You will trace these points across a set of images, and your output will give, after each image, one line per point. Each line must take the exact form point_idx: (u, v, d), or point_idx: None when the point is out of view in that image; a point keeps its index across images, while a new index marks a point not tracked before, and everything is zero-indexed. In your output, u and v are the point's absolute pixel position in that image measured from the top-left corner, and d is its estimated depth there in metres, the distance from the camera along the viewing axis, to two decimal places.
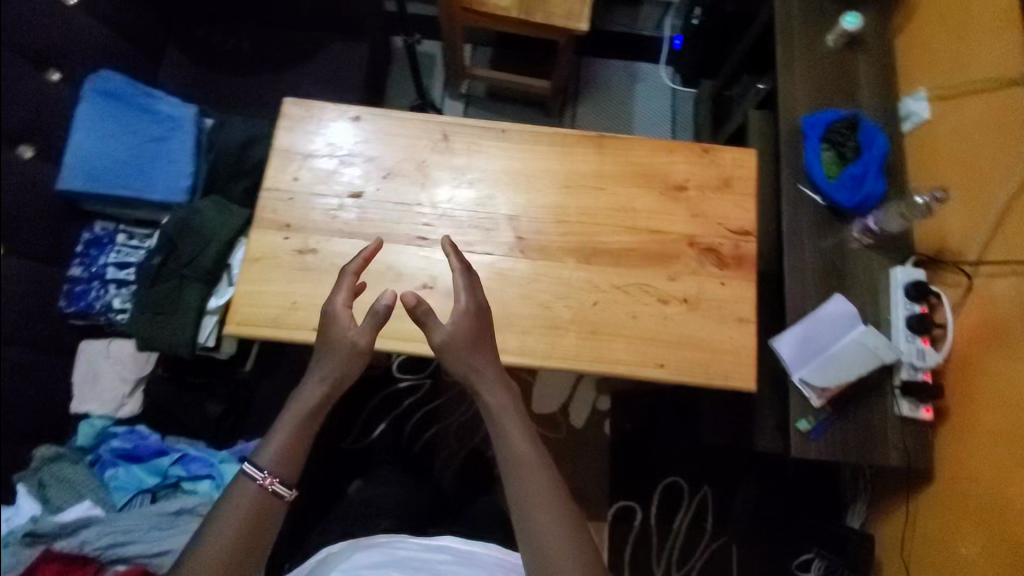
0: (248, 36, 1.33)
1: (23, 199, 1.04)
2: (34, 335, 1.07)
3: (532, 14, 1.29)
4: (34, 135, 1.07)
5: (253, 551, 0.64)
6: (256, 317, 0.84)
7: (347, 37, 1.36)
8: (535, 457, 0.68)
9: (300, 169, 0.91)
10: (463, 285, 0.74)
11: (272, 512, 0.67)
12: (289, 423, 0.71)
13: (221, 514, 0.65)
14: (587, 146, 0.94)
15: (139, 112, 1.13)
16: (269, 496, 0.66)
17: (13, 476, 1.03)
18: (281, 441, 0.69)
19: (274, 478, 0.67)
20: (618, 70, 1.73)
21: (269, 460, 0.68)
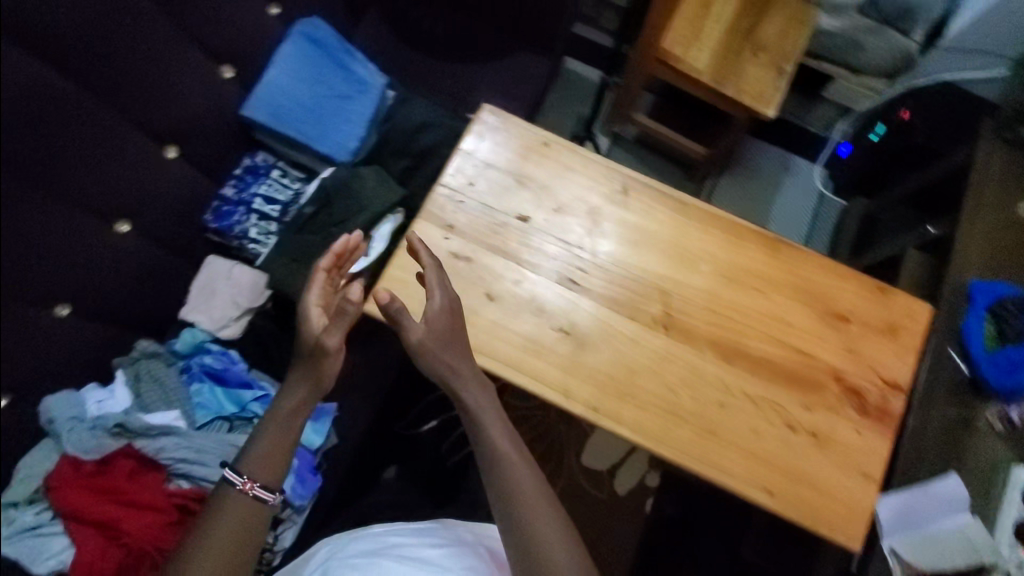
0: (444, 22, 1.36)
1: (209, 114, 1.10)
2: (174, 238, 1.13)
3: (723, 84, 1.30)
4: (238, 59, 1.13)
5: (243, 546, 0.77)
6: None
7: (534, 51, 1.38)
8: (512, 458, 0.78)
9: (477, 176, 0.92)
10: (435, 283, 0.81)
11: (257, 513, 0.79)
12: (272, 431, 0.83)
13: (215, 519, 0.77)
14: (759, 243, 0.93)
15: (334, 66, 1.17)
16: (252, 498, 0.79)
17: (114, 361, 1.07)
18: (260, 451, 0.81)
19: (254, 482, 0.79)
20: (774, 158, 1.69)
21: (250, 467, 0.80)
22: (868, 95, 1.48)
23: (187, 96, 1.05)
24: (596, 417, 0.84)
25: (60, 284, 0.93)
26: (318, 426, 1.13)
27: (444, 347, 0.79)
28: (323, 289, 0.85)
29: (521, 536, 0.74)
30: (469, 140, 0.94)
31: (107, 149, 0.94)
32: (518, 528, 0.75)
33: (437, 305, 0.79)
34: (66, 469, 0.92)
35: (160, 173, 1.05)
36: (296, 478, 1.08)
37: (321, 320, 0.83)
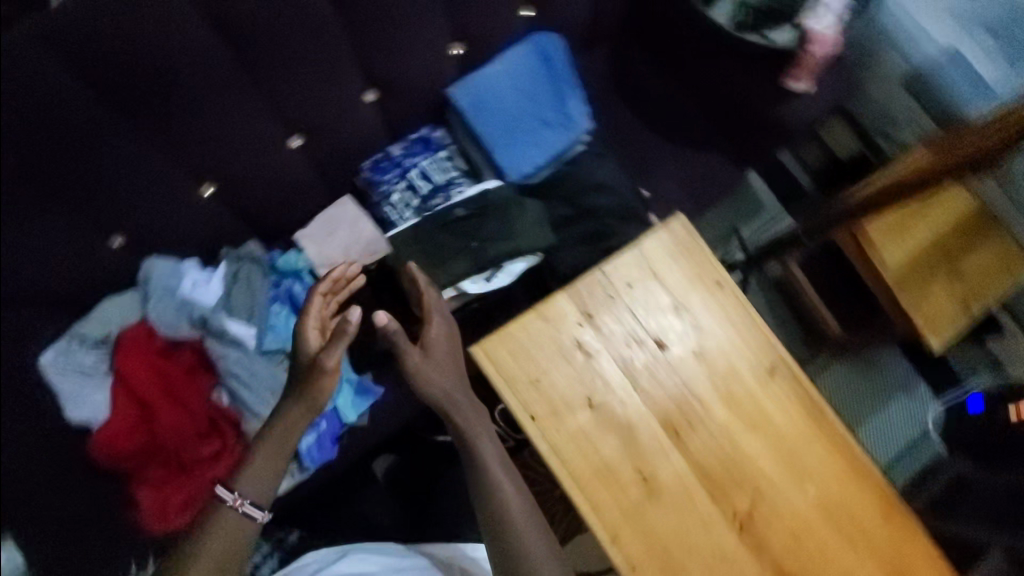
0: (666, 91, 1.32)
1: (419, 80, 1.13)
2: (327, 165, 1.15)
3: (904, 294, 1.25)
4: (468, 39, 1.13)
5: (234, 563, 0.84)
6: (501, 363, 0.84)
7: (731, 161, 1.32)
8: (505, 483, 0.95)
9: (638, 280, 0.89)
10: (438, 317, 1.00)
11: (247, 529, 0.87)
12: (264, 452, 0.91)
13: (209, 538, 0.83)
14: (874, 491, 0.86)
15: (550, 92, 1.17)
16: (240, 515, 0.86)
17: (222, 249, 1.10)
18: (251, 473, 0.89)
19: (245, 501, 0.87)
20: (903, 371, 1.56)
21: (243, 487, 0.88)
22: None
23: (409, 55, 1.08)
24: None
25: (218, 161, 1.00)
26: (358, 401, 1.12)
27: (438, 367, 0.98)
28: (314, 315, 0.96)
29: (512, 552, 0.90)
30: (646, 243, 0.90)
31: (316, 71, 1.00)
32: (513, 550, 0.91)
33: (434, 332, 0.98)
34: (141, 336, 0.96)
35: (350, 112, 1.09)
36: (314, 439, 1.07)
37: (312, 345, 0.95)
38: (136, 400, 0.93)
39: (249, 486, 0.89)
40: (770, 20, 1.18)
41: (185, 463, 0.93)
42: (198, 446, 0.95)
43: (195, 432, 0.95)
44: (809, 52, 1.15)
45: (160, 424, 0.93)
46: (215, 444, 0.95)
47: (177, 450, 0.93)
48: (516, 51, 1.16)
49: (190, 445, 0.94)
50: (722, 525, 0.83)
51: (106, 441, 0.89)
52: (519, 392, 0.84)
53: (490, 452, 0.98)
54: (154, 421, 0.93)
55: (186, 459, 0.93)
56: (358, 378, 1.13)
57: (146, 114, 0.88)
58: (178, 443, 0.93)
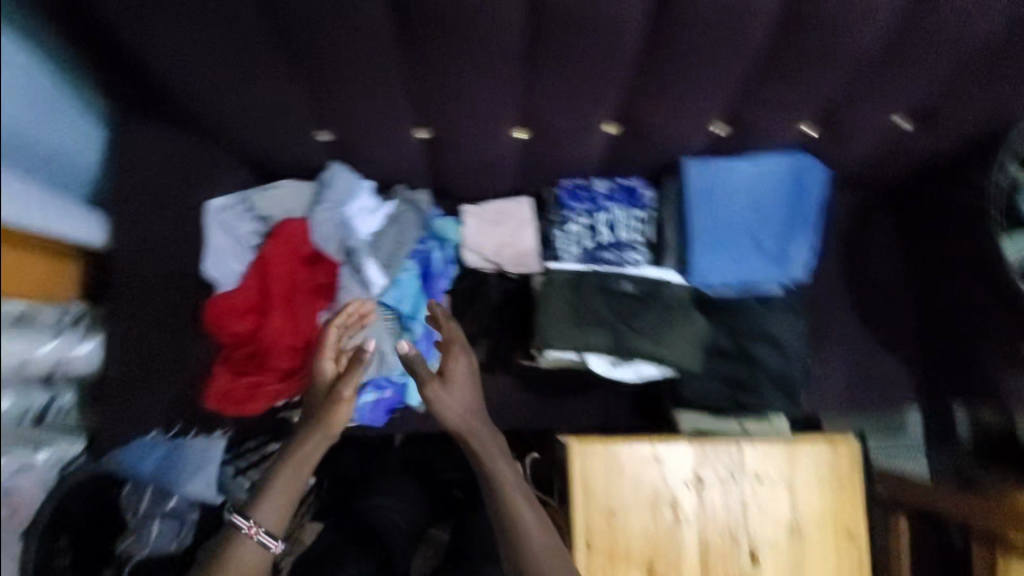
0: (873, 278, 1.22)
1: (664, 140, 1.05)
2: (530, 164, 1.12)
3: None
4: (736, 128, 1.03)
5: None
6: (609, 471, 0.93)
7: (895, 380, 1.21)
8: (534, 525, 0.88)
9: (761, 471, 0.95)
10: (456, 348, 0.98)
11: (259, 559, 0.81)
12: (284, 475, 0.85)
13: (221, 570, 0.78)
14: None
15: (783, 223, 1.06)
16: (255, 542, 0.81)
17: (399, 187, 1.15)
18: (268, 500, 0.84)
19: (259, 530, 0.81)
20: None
21: (257, 514, 0.82)
22: None
23: (670, 115, 0.99)
24: None
25: (445, 116, 0.99)
26: None
27: (462, 398, 0.95)
28: (327, 345, 0.94)
29: None
30: (786, 446, 0.96)
31: (581, 91, 0.94)
32: None
33: (455, 360, 0.97)
34: (295, 233, 0.98)
35: (583, 135, 1.04)
36: (372, 402, 1.07)
37: (326, 375, 0.93)
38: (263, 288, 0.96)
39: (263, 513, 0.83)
40: None
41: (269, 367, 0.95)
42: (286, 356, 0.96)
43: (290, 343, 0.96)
44: None
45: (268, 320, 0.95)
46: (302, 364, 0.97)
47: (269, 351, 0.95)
48: (774, 165, 1.06)
49: (281, 353, 0.95)
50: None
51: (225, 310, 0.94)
52: (610, 504, 0.93)
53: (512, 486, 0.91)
54: (265, 314, 0.95)
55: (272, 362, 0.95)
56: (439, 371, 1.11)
57: (414, 50, 0.87)
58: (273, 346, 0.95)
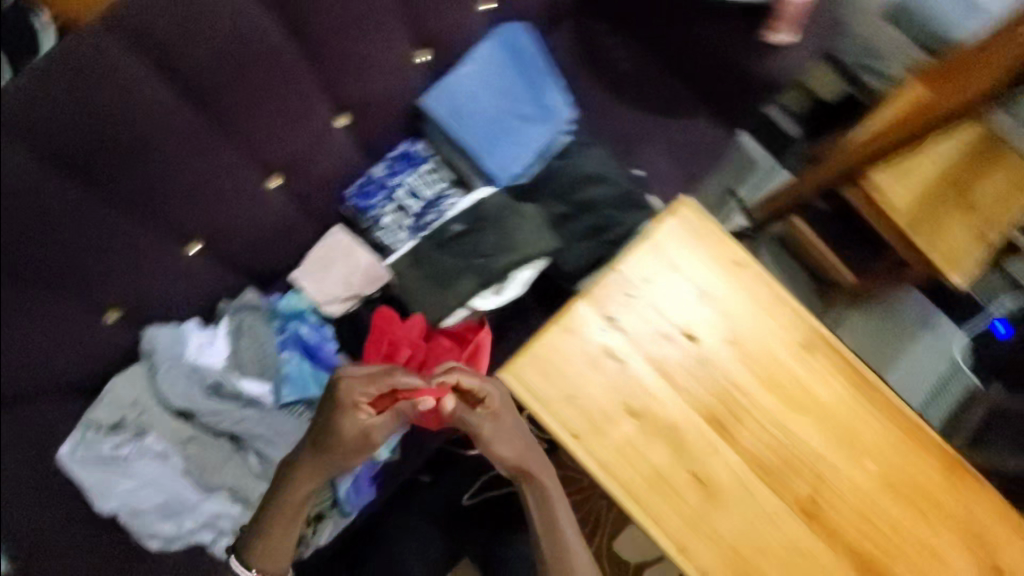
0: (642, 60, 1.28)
1: (391, 94, 1.08)
2: (309, 199, 1.11)
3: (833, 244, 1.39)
4: (433, 45, 1.08)
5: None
6: (531, 385, 0.79)
7: (719, 123, 1.29)
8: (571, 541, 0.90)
9: (656, 274, 0.83)
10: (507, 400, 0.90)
11: None
12: (271, 528, 0.86)
13: None
14: (941, 465, 0.79)
15: (527, 88, 1.13)
16: None
17: (221, 303, 1.09)
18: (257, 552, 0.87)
19: None
20: (917, 312, 1.56)
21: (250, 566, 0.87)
22: None
23: (373, 72, 1.02)
24: None
25: (198, 218, 0.96)
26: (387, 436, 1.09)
27: (518, 435, 0.90)
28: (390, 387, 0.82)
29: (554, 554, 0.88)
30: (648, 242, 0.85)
31: (289, 110, 0.96)
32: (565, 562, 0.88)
33: (504, 419, 0.89)
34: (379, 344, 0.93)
35: (326, 141, 1.05)
36: (352, 482, 1.05)
37: (362, 417, 0.82)
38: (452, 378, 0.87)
39: (261, 554, 0.86)
40: None
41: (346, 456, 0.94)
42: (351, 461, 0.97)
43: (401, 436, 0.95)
44: None
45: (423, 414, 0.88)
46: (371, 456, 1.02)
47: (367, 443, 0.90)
48: (484, 47, 1.10)
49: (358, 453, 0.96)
50: (764, 502, 0.77)
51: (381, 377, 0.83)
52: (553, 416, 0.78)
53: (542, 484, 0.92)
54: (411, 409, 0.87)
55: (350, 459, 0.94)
56: None
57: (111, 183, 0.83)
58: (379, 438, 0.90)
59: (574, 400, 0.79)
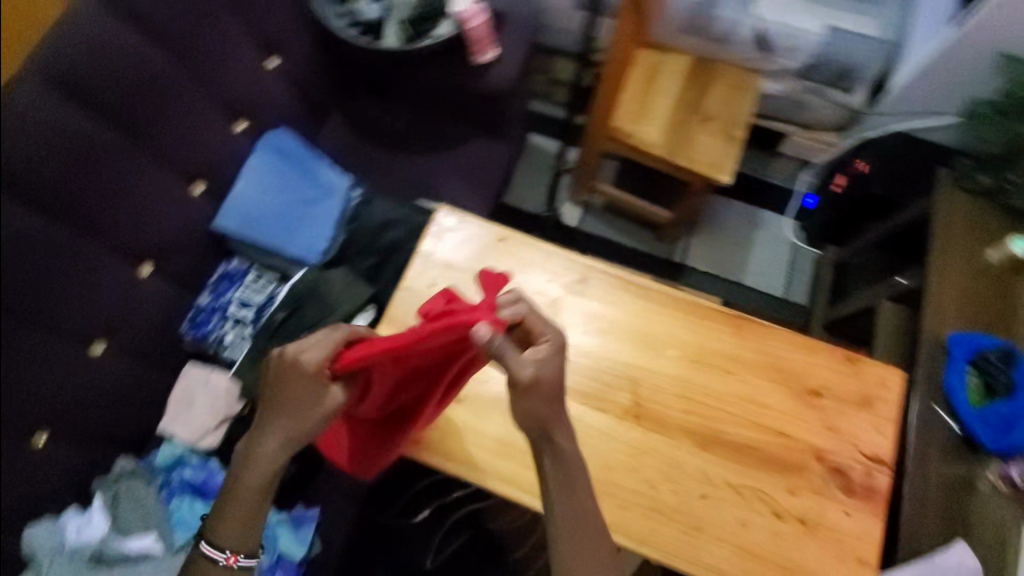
0: (405, 116, 1.45)
1: (186, 228, 1.19)
2: (150, 349, 1.17)
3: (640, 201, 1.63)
4: (208, 176, 1.22)
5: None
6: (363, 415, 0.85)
7: (492, 136, 1.46)
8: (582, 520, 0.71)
9: (438, 278, 0.93)
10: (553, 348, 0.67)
11: None
12: (241, 509, 0.77)
13: None
14: (724, 325, 0.90)
15: (302, 175, 1.26)
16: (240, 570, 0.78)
17: (92, 484, 1.10)
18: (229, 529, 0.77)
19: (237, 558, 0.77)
20: (741, 212, 1.76)
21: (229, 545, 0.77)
22: (823, 148, 1.61)
23: (160, 217, 1.13)
24: None
25: (41, 409, 0.98)
26: (300, 534, 1.08)
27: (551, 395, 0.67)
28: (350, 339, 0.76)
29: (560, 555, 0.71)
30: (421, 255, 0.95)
31: (85, 275, 1.02)
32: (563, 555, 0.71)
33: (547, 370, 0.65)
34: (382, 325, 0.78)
35: (138, 291, 1.12)
36: None
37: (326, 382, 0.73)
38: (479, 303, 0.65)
39: (229, 533, 0.77)
40: (427, 22, 1.33)
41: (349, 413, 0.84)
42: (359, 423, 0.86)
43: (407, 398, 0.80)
44: (472, 28, 1.29)
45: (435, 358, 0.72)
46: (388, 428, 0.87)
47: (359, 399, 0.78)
48: (252, 160, 1.24)
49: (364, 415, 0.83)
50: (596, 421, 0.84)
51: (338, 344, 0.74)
52: None
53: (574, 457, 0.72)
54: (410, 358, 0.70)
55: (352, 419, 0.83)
56: (288, 512, 1.09)
57: None
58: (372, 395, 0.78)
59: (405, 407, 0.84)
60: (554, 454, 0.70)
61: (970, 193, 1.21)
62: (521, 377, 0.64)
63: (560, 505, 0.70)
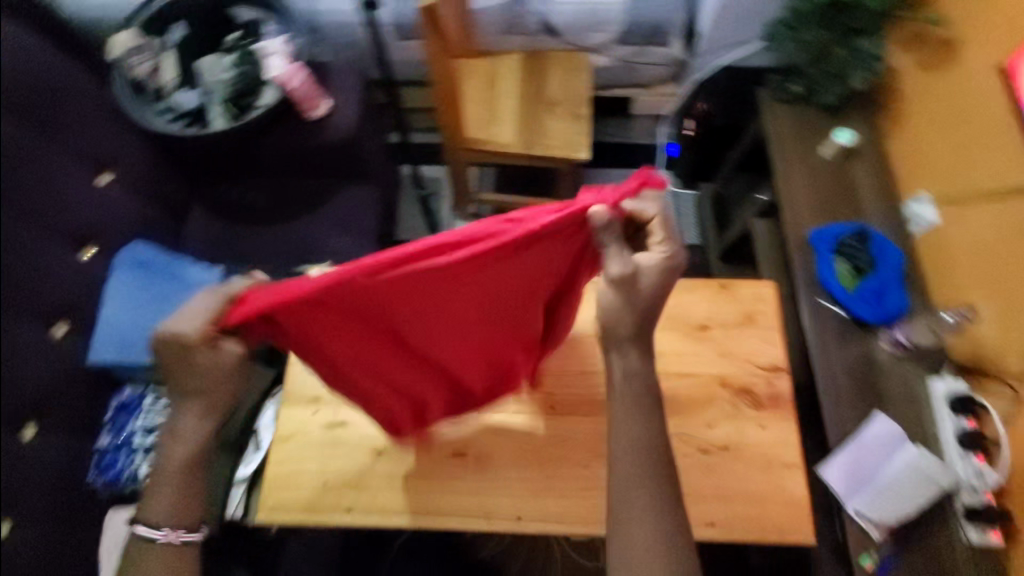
0: (265, 188, 1.43)
1: (57, 374, 1.10)
2: (59, 511, 1.08)
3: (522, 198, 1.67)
4: (70, 314, 1.16)
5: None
6: (286, 502, 0.80)
7: (357, 181, 1.45)
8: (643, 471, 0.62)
9: None
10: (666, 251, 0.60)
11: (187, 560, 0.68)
12: (174, 483, 0.67)
13: None
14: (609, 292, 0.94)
15: (167, 279, 1.21)
16: (181, 544, 0.67)
17: None
18: (164, 502, 0.67)
19: (178, 530, 0.67)
20: (619, 178, 1.84)
21: (166, 517, 0.67)
22: (665, 99, 1.73)
23: (28, 371, 1.04)
24: (522, 525, 0.80)
25: None
26: None
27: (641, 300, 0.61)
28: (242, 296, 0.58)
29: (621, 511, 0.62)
30: None
31: None
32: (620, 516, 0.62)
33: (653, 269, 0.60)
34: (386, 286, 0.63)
35: (23, 459, 1.02)
36: None
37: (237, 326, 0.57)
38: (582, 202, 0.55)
39: (163, 512, 0.66)
40: (251, 92, 1.33)
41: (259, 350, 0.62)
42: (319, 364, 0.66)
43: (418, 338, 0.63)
44: (294, 89, 1.29)
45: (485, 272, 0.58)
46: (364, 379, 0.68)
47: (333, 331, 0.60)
48: (111, 280, 1.19)
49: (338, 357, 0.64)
50: (517, 427, 0.84)
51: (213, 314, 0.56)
52: (320, 510, 0.80)
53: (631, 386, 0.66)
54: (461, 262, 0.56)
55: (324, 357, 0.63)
56: None
57: None
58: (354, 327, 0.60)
59: (329, 481, 0.82)
60: (621, 363, 0.66)
61: (788, 103, 1.34)
62: (610, 272, 0.59)
63: (623, 427, 0.64)
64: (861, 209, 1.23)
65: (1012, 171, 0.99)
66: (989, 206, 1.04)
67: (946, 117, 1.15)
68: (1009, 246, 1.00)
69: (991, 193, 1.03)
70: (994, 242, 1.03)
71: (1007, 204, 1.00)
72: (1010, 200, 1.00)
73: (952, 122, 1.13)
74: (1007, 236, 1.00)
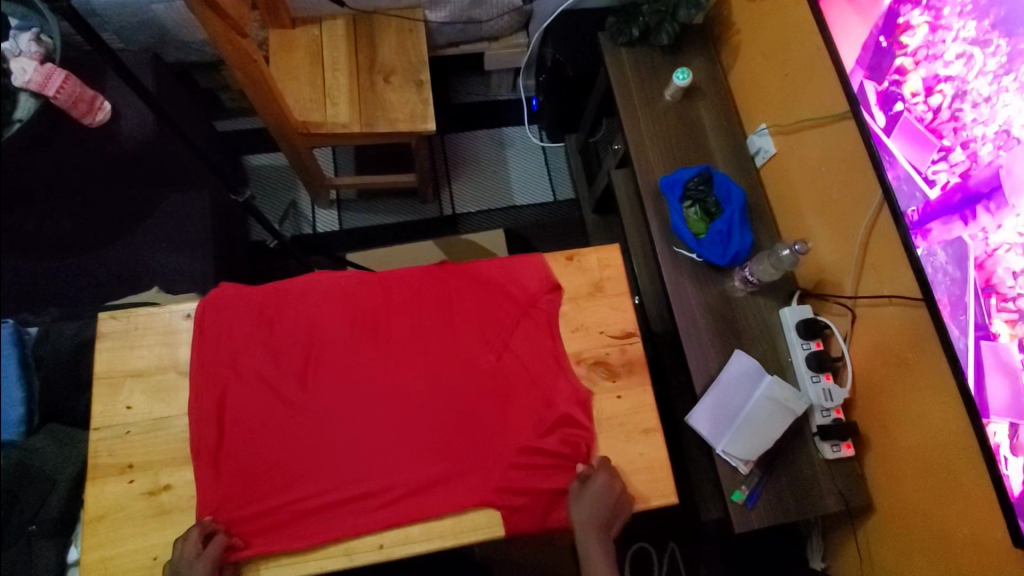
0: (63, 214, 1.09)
1: None
2: None
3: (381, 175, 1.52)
4: None
5: None
6: None
7: (179, 187, 1.25)
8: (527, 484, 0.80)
9: (132, 395, 0.83)
10: (531, 317, 0.90)
11: None
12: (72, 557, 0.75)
13: None
14: (465, 278, 0.92)
15: None
16: None
17: None
18: None
19: None
20: (487, 140, 1.76)
21: None
22: (519, 51, 1.60)
23: None
24: (386, 553, 0.77)
25: None
26: None
27: (520, 352, 0.88)
28: (218, 335, 0.85)
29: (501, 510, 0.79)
30: (104, 382, 0.83)
31: None
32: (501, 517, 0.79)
33: (529, 328, 0.89)
34: (461, 289, 0.92)
35: None
36: None
37: (203, 364, 0.84)
38: (536, 464, 0.81)
39: None
40: None
41: (206, 438, 0.80)
42: (223, 365, 0.84)
43: (334, 358, 0.86)
44: (58, 98, 0.95)
45: (437, 405, 0.85)
46: (273, 314, 0.88)
47: (300, 421, 0.83)
48: None
49: (269, 350, 0.86)
50: (376, 438, 0.83)
51: (207, 373, 0.83)
52: None
53: (514, 422, 0.84)
54: (439, 448, 0.82)
55: (256, 398, 0.83)
56: None
57: None
58: (321, 414, 0.83)
59: (158, 557, 0.76)
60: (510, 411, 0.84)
61: (628, 46, 1.28)
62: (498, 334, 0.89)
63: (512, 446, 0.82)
64: (709, 150, 1.23)
65: (835, 97, 1.00)
66: (818, 132, 1.06)
67: (775, 46, 1.14)
68: (836, 173, 1.03)
69: (819, 120, 1.05)
70: (824, 169, 1.05)
71: (836, 128, 1.01)
72: (836, 125, 1.01)
73: (777, 54, 1.14)
74: (835, 163, 1.03)
